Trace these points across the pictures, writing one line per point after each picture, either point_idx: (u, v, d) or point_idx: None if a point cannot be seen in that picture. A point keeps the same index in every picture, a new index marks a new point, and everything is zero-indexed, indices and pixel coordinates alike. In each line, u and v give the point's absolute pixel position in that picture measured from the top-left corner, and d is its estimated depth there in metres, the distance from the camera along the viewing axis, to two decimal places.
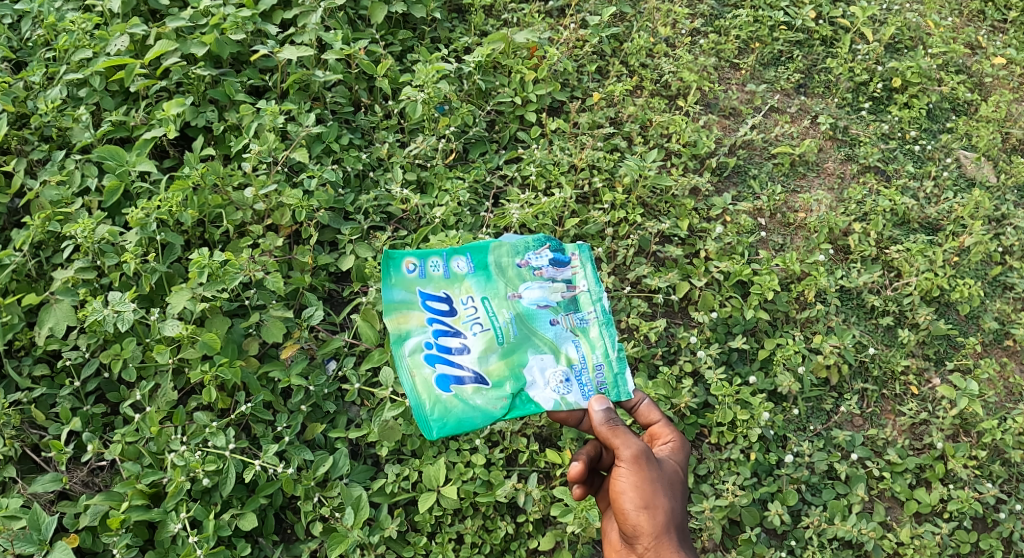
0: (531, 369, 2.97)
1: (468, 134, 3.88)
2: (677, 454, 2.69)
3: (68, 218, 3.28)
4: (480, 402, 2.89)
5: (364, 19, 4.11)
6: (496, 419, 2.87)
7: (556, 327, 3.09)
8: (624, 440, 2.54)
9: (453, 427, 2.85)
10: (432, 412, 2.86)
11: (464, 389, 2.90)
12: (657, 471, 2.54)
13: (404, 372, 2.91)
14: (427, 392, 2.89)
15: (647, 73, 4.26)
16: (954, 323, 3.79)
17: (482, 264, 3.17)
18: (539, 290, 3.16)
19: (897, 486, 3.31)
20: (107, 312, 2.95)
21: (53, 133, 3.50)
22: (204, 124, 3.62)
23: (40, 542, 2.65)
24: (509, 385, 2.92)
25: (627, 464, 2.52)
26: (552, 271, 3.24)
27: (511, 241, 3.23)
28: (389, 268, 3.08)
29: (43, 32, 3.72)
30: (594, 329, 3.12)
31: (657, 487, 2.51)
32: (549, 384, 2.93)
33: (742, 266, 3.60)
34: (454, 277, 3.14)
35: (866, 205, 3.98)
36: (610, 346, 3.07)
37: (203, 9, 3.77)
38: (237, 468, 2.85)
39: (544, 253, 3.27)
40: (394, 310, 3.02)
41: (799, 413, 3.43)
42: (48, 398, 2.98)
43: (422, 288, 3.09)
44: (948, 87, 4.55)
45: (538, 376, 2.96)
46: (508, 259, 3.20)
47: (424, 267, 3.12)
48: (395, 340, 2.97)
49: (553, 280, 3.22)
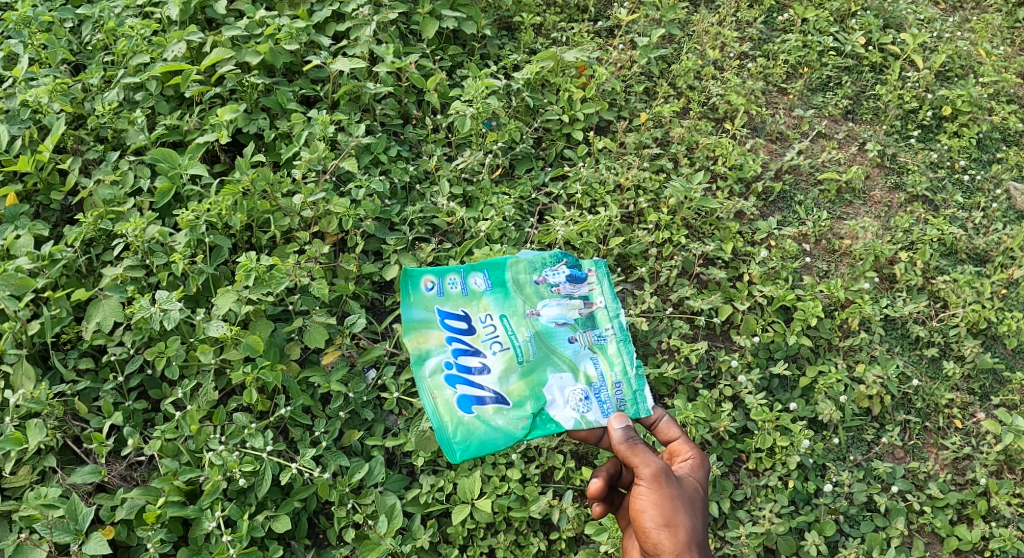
0: (550, 388, 3.06)
1: (515, 150, 3.90)
2: (697, 471, 2.67)
3: (120, 217, 3.35)
4: (502, 422, 2.98)
5: (415, 34, 4.16)
6: (517, 439, 2.95)
7: (575, 344, 3.20)
8: (643, 459, 2.54)
9: (476, 449, 2.94)
10: (454, 435, 2.95)
11: (485, 410, 3.00)
12: (678, 489, 2.53)
13: (425, 393, 3.01)
14: (449, 412, 2.98)
15: (695, 95, 4.27)
16: (1001, 357, 3.70)
17: (500, 282, 3.30)
18: (555, 310, 3.26)
19: (937, 521, 3.23)
20: (154, 310, 3.01)
21: (108, 134, 3.58)
22: (256, 131, 3.67)
23: (77, 532, 2.69)
24: (530, 404, 3.02)
25: (647, 482, 2.52)
26: (568, 290, 3.32)
27: (528, 257, 3.33)
28: (408, 286, 3.23)
29: (102, 37, 3.80)
30: (611, 346, 3.21)
31: (679, 506, 2.50)
32: (569, 402, 3.01)
33: (786, 291, 3.57)
34: (472, 295, 3.26)
35: (913, 234, 3.93)
36: (629, 363, 3.16)
37: (259, 19, 3.83)
38: (274, 470, 2.88)
39: (560, 269, 3.36)
40: (414, 329, 3.15)
41: (839, 442, 3.38)
42: (91, 392, 3.03)
43: (440, 306, 3.22)
44: (999, 117, 4.49)
45: (558, 395, 3.04)
46: (526, 276, 3.31)
47: (442, 285, 3.25)
48: (416, 360, 3.09)
49: (568, 298, 3.31)
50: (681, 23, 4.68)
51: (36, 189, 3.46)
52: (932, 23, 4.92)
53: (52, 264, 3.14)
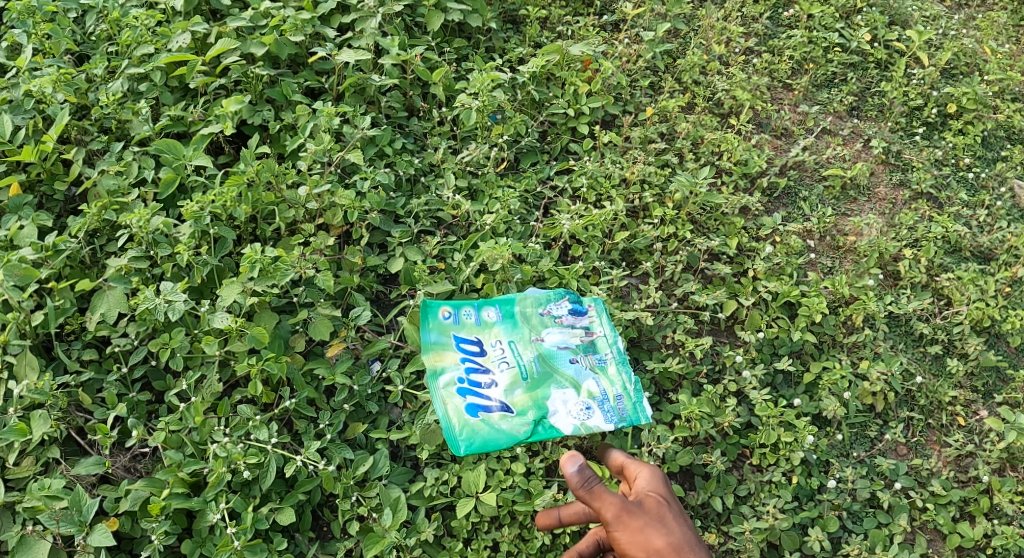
0: (553, 401, 3.20)
1: (520, 143, 3.89)
2: (656, 476, 2.61)
3: (124, 208, 3.33)
4: (506, 427, 3.10)
5: (420, 27, 4.14)
6: (520, 441, 3.07)
7: (576, 365, 3.32)
8: (602, 503, 2.50)
9: (480, 447, 3.03)
10: (461, 433, 3.04)
11: (491, 416, 3.11)
12: (644, 515, 2.50)
13: (438, 400, 3.09)
14: (460, 419, 3.06)
15: (700, 90, 4.26)
16: (1004, 355, 3.70)
17: (509, 312, 3.35)
18: (557, 337, 3.35)
19: (940, 518, 3.24)
20: (158, 301, 3.00)
21: (112, 125, 3.57)
22: (261, 122, 3.66)
23: (81, 523, 2.68)
24: (533, 413, 3.15)
25: (614, 527, 2.49)
26: (571, 321, 3.40)
27: (535, 293, 3.39)
28: (426, 314, 3.25)
29: (106, 27, 3.79)
30: (612, 367, 3.32)
31: (651, 533, 2.47)
32: (570, 412, 3.17)
33: (791, 287, 3.56)
34: (484, 324, 3.32)
35: (918, 231, 3.93)
36: (628, 380, 3.29)
37: (264, 10, 3.82)
38: (278, 463, 2.87)
39: (564, 302, 3.40)
40: (430, 349, 3.20)
41: (842, 438, 3.38)
42: (95, 383, 3.02)
43: (452, 334, 3.28)
44: (1004, 115, 4.47)
45: (559, 406, 3.19)
46: (533, 308, 3.38)
47: (458, 314, 3.29)
48: (431, 375, 3.14)
49: (571, 326, 3.39)
50: (687, 17, 4.67)
51: (40, 180, 3.45)
52: (938, 20, 4.90)
53: (56, 254, 3.13)
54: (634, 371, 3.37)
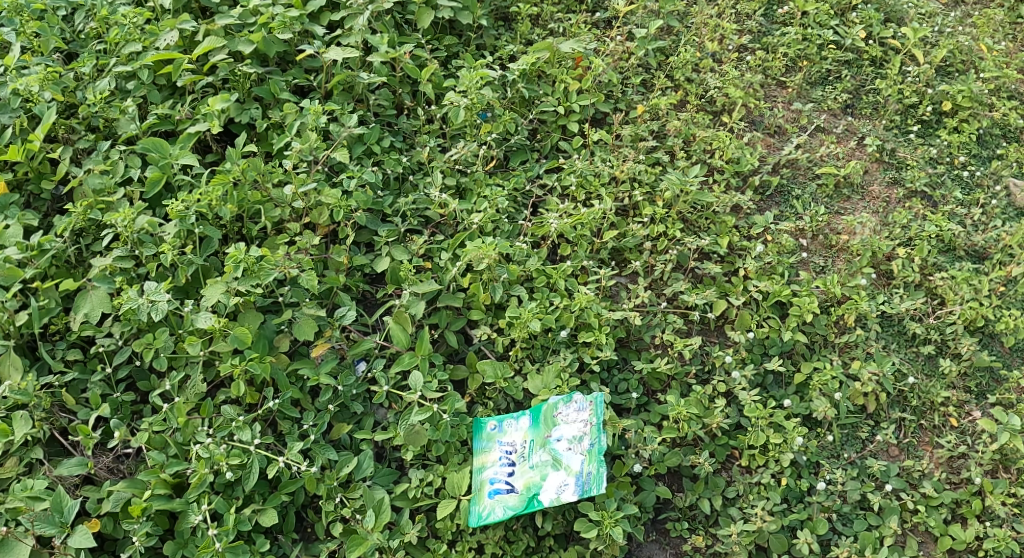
0: (544, 484, 3.01)
1: (509, 142, 3.86)
2: None
3: (110, 207, 3.31)
4: (504, 506, 2.96)
5: (411, 24, 4.11)
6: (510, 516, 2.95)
7: (569, 450, 3.05)
8: None
9: (484, 519, 2.93)
10: (476, 511, 2.93)
11: (496, 497, 2.97)
12: None
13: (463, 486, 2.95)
14: (479, 505, 2.94)
15: (692, 88, 4.23)
16: (997, 355, 3.67)
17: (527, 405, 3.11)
18: (564, 424, 3.09)
19: (931, 521, 3.21)
20: (141, 301, 2.98)
21: (99, 123, 3.54)
22: (248, 121, 3.64)
23: (61, 524, 2.67)
24: (524, 494, 2.99)
25: None
26: (586, 409, 3.12)
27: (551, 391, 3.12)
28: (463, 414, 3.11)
29: (95, 25, 3.75)
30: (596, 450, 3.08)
31: None
32: (553, 489, 3.01)
33: (782, 287, 3.54)
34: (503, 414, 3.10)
35: (911, 230, 3.91)
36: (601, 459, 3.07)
37: (253, 8, 3.79)
38: (261, 464, 2.85)
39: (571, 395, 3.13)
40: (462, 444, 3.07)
41: (833, 440, 3.34)
42: (79, 383, 3.00)
43: (486, 426, 3.07)
44: (1000, 113, 4.44)
45: (548, 485, 3.01)
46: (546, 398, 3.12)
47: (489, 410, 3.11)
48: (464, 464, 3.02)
49: (585, 412, 3.12)
50: (680, 14, 4.63)
51: (27, 178, 3.43)
52: (933, 17, 4.87)
53: (42, 254, 3.11)
54: (622, 371, 3.35)
